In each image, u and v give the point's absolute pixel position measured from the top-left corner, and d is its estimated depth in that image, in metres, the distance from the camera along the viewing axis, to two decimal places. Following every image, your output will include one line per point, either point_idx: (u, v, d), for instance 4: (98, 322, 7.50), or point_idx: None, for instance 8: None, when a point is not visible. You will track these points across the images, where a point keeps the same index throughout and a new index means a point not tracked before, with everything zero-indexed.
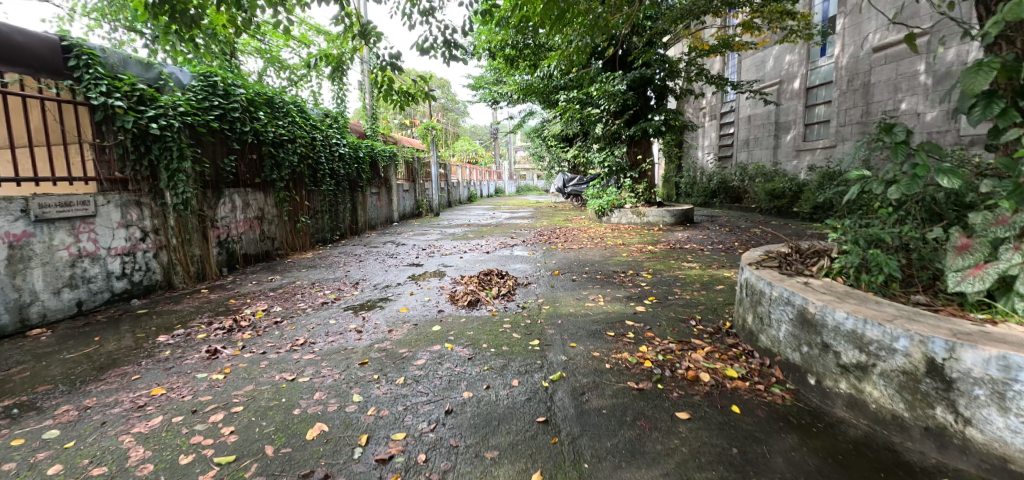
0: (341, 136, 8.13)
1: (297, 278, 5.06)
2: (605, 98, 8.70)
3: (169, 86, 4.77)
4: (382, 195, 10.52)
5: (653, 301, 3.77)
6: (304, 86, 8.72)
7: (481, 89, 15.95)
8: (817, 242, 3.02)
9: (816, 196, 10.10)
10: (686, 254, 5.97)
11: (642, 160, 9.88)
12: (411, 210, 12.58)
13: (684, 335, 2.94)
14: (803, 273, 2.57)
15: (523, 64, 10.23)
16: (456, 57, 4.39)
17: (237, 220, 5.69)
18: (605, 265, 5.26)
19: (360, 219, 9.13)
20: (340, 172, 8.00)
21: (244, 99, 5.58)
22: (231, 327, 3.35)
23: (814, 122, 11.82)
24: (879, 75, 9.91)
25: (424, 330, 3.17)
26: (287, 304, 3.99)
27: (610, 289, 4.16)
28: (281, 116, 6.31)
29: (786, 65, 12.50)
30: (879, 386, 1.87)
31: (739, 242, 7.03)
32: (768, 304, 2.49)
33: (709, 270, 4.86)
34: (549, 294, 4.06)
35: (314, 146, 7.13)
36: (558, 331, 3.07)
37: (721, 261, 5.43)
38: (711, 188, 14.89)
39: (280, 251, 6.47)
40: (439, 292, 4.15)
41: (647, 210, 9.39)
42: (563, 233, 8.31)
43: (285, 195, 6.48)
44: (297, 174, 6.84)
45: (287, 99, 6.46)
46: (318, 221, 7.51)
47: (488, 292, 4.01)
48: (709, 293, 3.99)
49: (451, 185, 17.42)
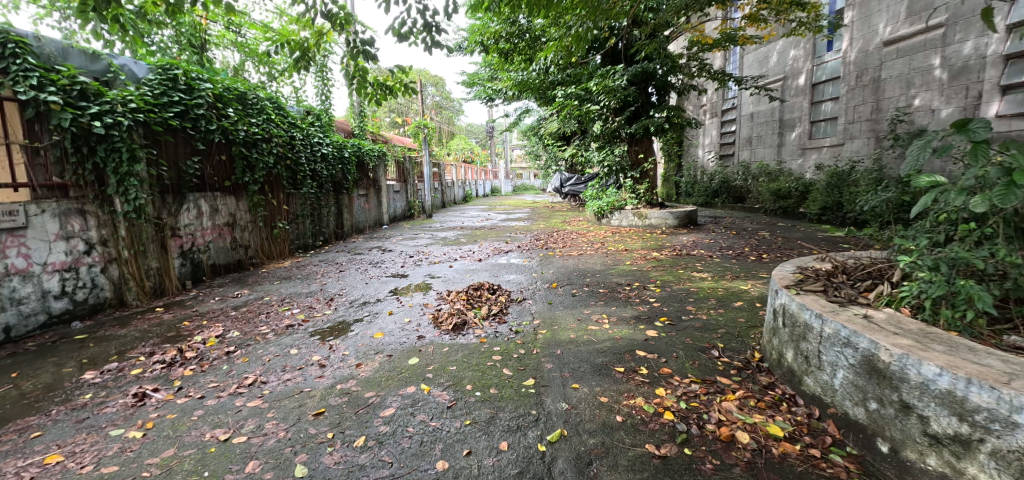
0: (324, 136, 7.62)
1: (266, 293, 4.54)
2: (605, 94, 8.23)
3: (120, 79, 4.30)
4: (371, 196, 10.00)
5: (667, 323, 3.27)
6: (285, 81, 8.20)
7: (475, 85, 15.41)
8: (866, 261, 2.54)
9: (826, 196, 9.64)
10: (695, 262, 5.48)
11: (643, 160, 9.39)
12: (401, 211, 12.06)
13: (708, 372, 2.46)
14: (858, 302, 2.12)
15: (518, 58, 9.74)
16: (439, 44, 3.90)
17: (202, 228, 5.18)
18: (607, 276, 4.77)
19: (345, 222, 8.61)
20: (323, 174, 7.48)
21: (211, 96, 5.10)
22: (172, 361, 2.85)
23: (821, 119, 11.39)
24: (890, 70, 9.48)
25: (399, 364, 2.66)
26: (246, 327, 3.49)
27: (616, 308, 3.67)
28: (255, 113, 5.82)
29: (792, 60, 12.05)
30: (988, 469, 1.42)
31: (749, 248, 6.57)
32: (816, 342, 2.03)
33: (723, 283, 4.38)
34: (546, 314, 3.55)
35: (293, 146, 6.62)
36: (557, 366, 2.57)
37: (735, 271, 4.96)
38: (713, 187, 14.41)
39: (255, 260, 5.95)
40: (422, 312, 3.64)
41: (649, 212, 8.94)
42: (561, 237, 7.83)
43: (259, 199, 5.96)
44: (275, 176, 6.33)
45: (262, 95, 5.98)
46: (299, 226, 7.00)
47: (476, 312, 3.50)
48: (728, 312, 3.50)
49: (444, 185, 16.87)
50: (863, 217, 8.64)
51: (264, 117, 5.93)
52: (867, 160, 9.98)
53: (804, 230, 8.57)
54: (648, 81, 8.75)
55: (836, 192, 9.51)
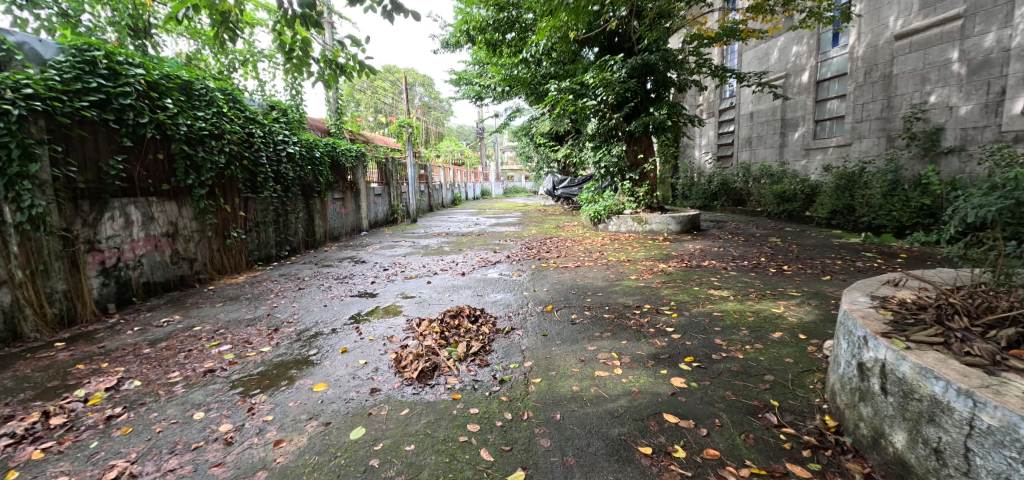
0: (291, 133, 6.81)
1: (199, 320, 3.74)
2: (602, 88, 7.53)
3: (17, 59, 3.57)
4: (349, 200, 9.19)
5: (696, 366, 2.53)
6: (248, 73, 7.42)
7: (464, 82, 14.66)
8: (987, 298, 1.86)
9: (836, 199, 9.02)
10: (710, 275, 4.78)
11: (643, 160, 8.72)
12: (384, 216, 11.27)
13: (771, 458, 1.73)
14: (1011, 367, 1.44)
15: (507, 51, 9.05)
16: (401, 9, 3.21)
17: (132, 240, 4.39)
18: (610, 295, 4.03)
19: (317, 230, 7.78)
20: (290, 176, 6.68)
21: (143, 84, 4.35)
22: (23, 436, 2.08)
23: (826, 118, 10.82)
24: (903, 66, 8.87)
25: (335, 441, 1.90)
26: (153, 373, 2.72)
27: (627, 342, 2.92)
28: (201, 106, 5.06)
29: (794, 56, 11.50)
30: None
31: (765, 257, 5.90)
32: (960, 434, 1.39)
33: (750, 305, 3.66)
34: (540, 352, 2.78)
35: (250, 144, 5.84)
36: (556, 445, 1.83)
37: (758, 287, 4.24)
38: (711, 190, 13.81)
39: (202, 275, 5.15)
40: (384, 349, 2.88)
41: (650, 217, 8.27)
42: (555, 244, 7.11)
43: (207, 204, 5.15)
44: (229, 178, 5.53)
45: (210, 85, 5.21)
46: (260, 235, 6.17)
47: (450, 352, 2.73)
48: (770, 350, 2.77)
49: (431, 188, 16.13)
50: (879, 222, 8.03)
51: (215, 110, 5.17)
52: (878, 161, 9.37)
53: (817, 236, 7.95)
54: (649, 75, 8.02)
55: (846, 194, 8.89)
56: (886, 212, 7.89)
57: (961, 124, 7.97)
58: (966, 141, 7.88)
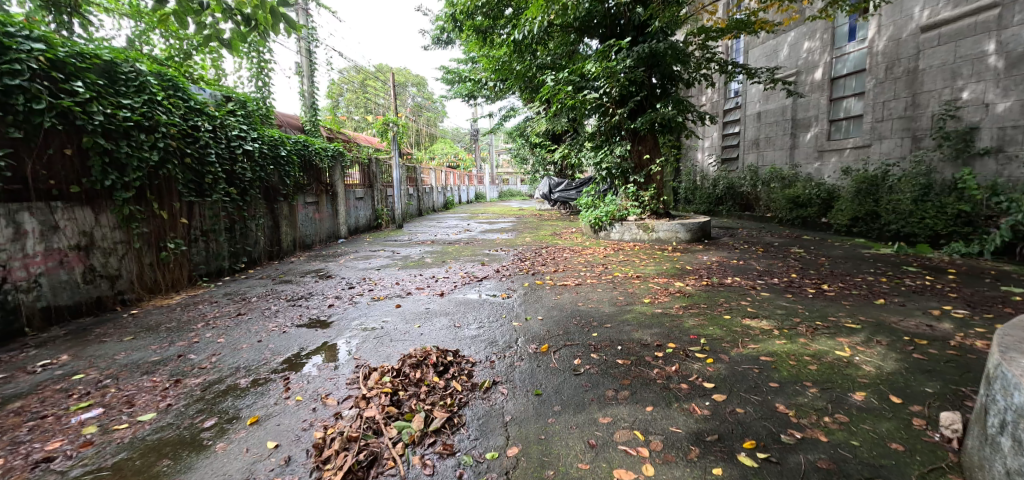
0: (250, 129, 5.92)
1: (89, 363, 2.88)
2: (604, 79, 6.74)
3: None
4: (324, 204, 8.29)
5: (766, 460, 1.73)
6: (205, 59, 6.58)
7: (456, 79, 13.82)
8: None
9: (857, 205, 8.23)
10: (740, 298, 3.95)
11: (649, 161, 7.93)
12: (366, 221, 10.40)
13: None
14: None
15: (499, 39, 8.22)
16: None
17: (28, 256, 3.55)
18: (622, 328, 3.18)
19: (284, 237, 6.88)
20: (249, 177, 5.79)
21: (42, 62, 3.54)
22: None
23: (841, 118, 10.04)
24: (930, 60, 8.10)
25: None
26: None
27: (655, 411, 2.08)
28: (128, 92, 4.23)
29: (805, 52, 10.76)
30: None
31: (796, 273, 5.09)
32: None
33: (805, 345, 2.83)
34: (531, 429, 1.93)
35: (194, 139, 4.97)
36: None
37: (804, 317, 3.42)
38: (716, 194, 13.02)
39: (128, 296, 4.29)
40: (310, 421, 2.03)
41: (656, 224, 7.46)
42: (552, 256, 6.27)
43: (134, 210, 4.29)
44: (165, 179, 4.65)
45: (138, 67, 4.37)
46: (208, 246, 5.29)
47: (401, 430, 1.89)
48: (862, 428, 1.94)
49: (421, 191, 15.29)
50: (909, 231, 7.25)
51: (146, 98, 4.34)
52: (902, 163, 8.60)
53: (842, 246, 7.16)
54: (656, 67, 7.22)
55: (870, 200, 8.10)
56: (917, 219, 7.11)
57: (999, 123, 7.18)
58: (1004, 142, 7.10)
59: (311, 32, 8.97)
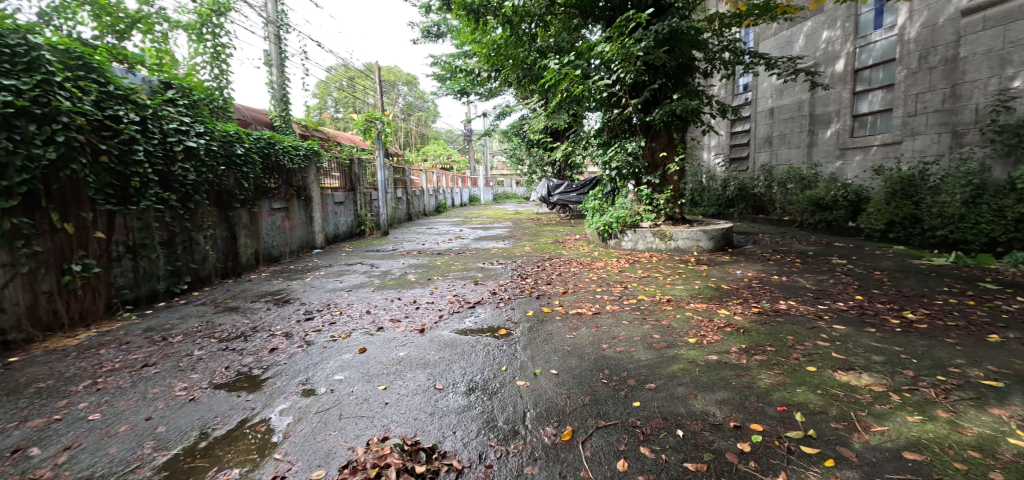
0: (195, 122, 4.90)
1: None
2: (616, 64, 5.81)
3: None
4: (295, 210, 7.29)
5: None
6: (144, 41, 5.56)
7: (448, 74, 12.86)
8: None
9: (894, 208, 7.33)
10: (815, 336, 2.99)
11: (664, 159, 7.00)
12: (346, 228, 9.38)
13: None
14: None
15: (493, 22, 7.25)
16: None
17: None
18: (674, 392, 2.23)
19: (243, 250, 5.87)
20: (192, 180, 4.77)
21: None
22: None
23: (866, 112, 9.14)
24: (974, 46, 7.22)
25: None
26: None
27: None
28: (9, 69, 3.23)
29: (825, 43, 9.87)
30: None
31: (859, 294, 4.16)
32: None
33: (956, 428, 1.91)
34: None
35: (116, 133, 3.98)
36: None
37: (917, 368, 2.49)
38: (726, 196, 12.10)
39: (12, 337, 3.28)
40: None
41: (674, 231, 6.53)
42: (558, 271, 5.30)
43: (22, 224, 3.31)
44: (69, 183, 3.67)
45: (24, 38, 3.36)
46: (138, 265, 4.30)
47: None
48: None
49: (410, 194, 14.25)
50: (960, 237, 6.37)
51: (39, 78, 3.34)
52: (941, 161, 7.72)
53: (888, 255, 6.25)
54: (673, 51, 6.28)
55: (910, 202, 7.19)
56: (970, 224, 6.23)
57: None
58: None
59: (282, 17, 7.96)
